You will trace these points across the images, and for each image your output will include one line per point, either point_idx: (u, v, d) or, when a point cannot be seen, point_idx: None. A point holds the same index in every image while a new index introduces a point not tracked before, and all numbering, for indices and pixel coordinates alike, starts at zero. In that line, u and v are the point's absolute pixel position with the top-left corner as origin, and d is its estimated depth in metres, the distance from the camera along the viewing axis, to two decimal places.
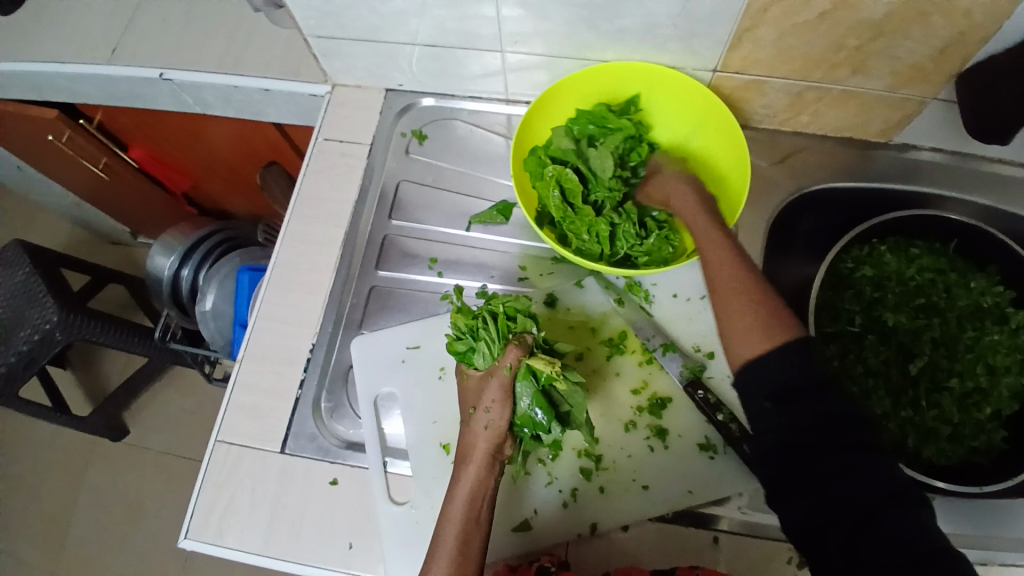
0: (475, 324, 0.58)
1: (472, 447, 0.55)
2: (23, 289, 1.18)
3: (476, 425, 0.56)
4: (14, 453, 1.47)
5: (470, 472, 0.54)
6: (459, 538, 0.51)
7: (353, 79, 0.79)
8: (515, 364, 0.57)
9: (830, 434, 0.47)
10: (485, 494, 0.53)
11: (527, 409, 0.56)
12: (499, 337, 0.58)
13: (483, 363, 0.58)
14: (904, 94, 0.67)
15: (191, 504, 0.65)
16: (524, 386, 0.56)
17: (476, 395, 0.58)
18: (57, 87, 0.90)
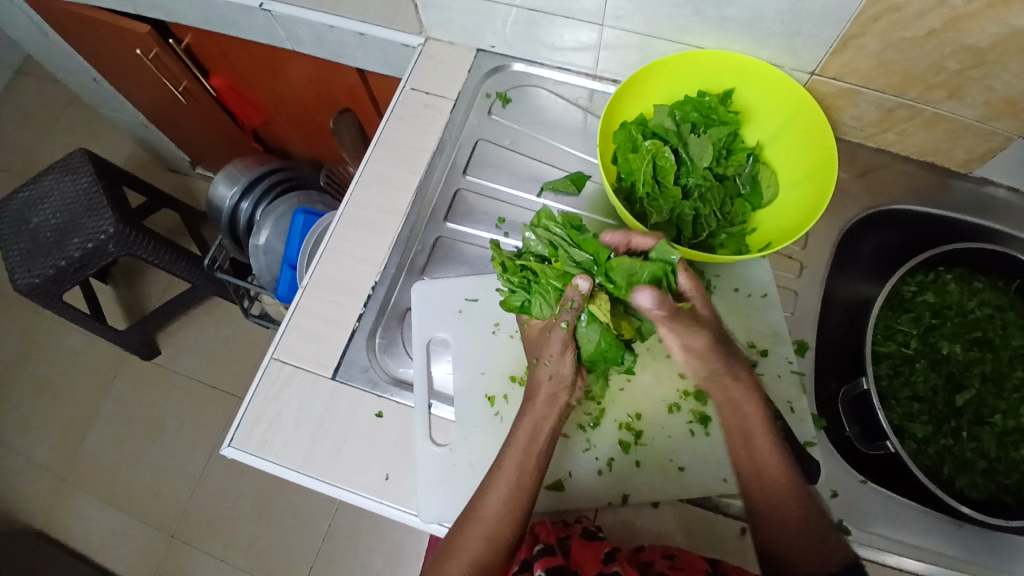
0: (526, 279, 0.63)
1: (536, 392, 0.60)
2: (83, 197, 1.22)
3: (540, 374, 0.60)
4: (46, 355, 1.51)
5: (537, 408, 0.59)
6: (516, 465, 0.56)
7: (447, 34, 0.81)
8: (571, 319, 0.58)
9: None
10: (546, 429, 0.58)
11: (596, 349, 0.59)
12: (551, 285, 0.61)
13: (542, 312, 0.62)
14: (993, 127, 0.67)
15: (238, 415, 0.67)
16: (588, 330, 0.59)
17: (539, 346, 0.62)
18: (157, 3, 0.93)
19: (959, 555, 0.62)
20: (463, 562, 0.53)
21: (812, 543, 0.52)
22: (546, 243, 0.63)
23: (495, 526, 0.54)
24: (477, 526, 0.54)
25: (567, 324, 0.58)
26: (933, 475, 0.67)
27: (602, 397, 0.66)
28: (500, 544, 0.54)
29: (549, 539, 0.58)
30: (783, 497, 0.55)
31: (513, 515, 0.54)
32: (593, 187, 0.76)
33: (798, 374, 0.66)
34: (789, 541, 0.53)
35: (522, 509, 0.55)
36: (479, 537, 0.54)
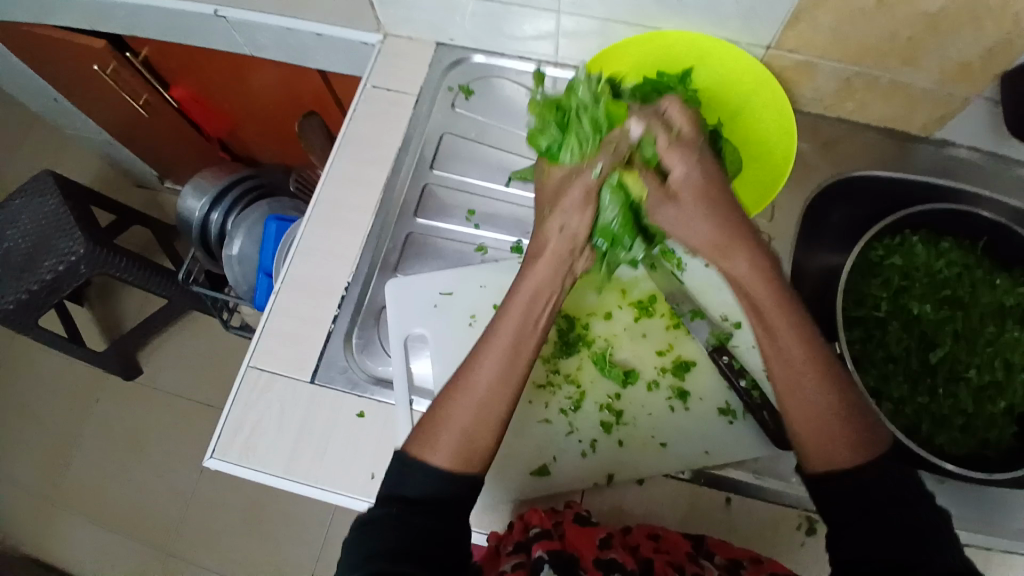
0: (563, 118, 0.60)
1: (543, 248, 0.55)
2: (51, 218, 1.20)
3: (550, 227, 0.56)
4: (24, 381, 1.48)
5: (541, 269, 0.55)
6: (513, 335, 0.53)
7: (407, 30, 0.80)
8: (605, 171, 0.55)
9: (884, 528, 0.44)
10: (550, 291, 0.54)
11: (611, 222, 0.57)
12: (589, 134, 0.58)
13: (568, 160, 0.58)
14: (949, 90, 0.68)
15: (218, 425, 0.67)
16: (611, 200, 0.56)
17: (553, 198, 0.57)
18: (111, 16, 0.91)
19: (948, 512, 0.63)
20: (454, 432, 0.50)
21: (845, 432, 0.49)
22: (594, 95, 0.60)
23: (487, 396, 0.51)
24: (469, 397, 0.51)
25: (598, 176, 0.55)
26: (912, 434, 0.69)
27: (581, 379, 0.66)
28: (492, 420, 0.51)
29: (544, 522, 0.58)
30: (809, 387, 0.50)
31: (507, 386, 0.51)
32: None
33: None
34: (818, 433, 0.49)
35: (515, 384, 0.52)
36: (472, 410, 0.51)
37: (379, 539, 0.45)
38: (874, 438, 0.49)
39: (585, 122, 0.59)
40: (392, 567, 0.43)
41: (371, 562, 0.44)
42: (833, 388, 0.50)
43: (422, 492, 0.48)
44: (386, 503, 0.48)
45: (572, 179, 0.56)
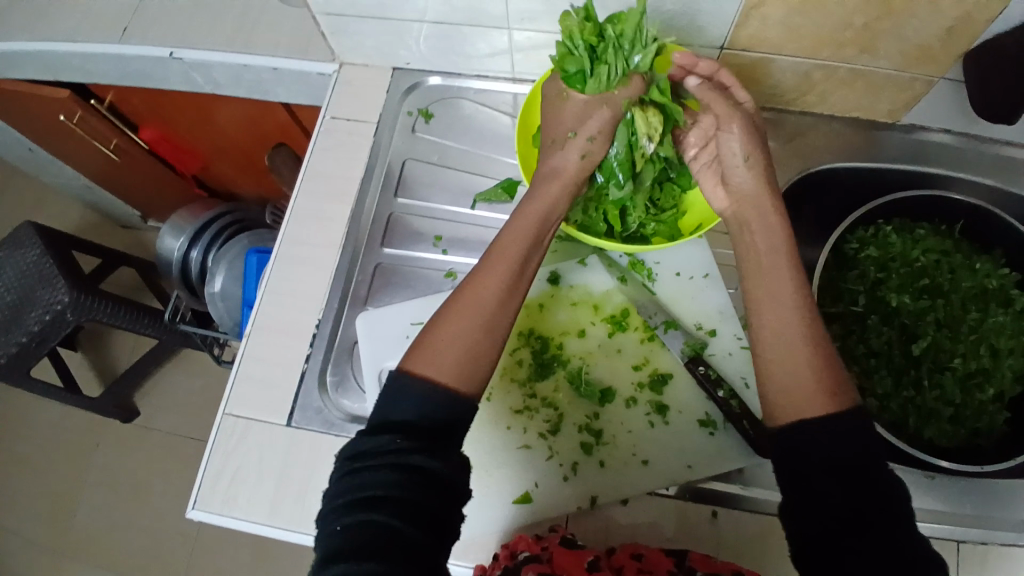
0: (600, 45, 0.58)
1: (554, 169, 0.59)
2: (35, 269, 1.19)
3: (568, 146, 0.59)
4: (25, 432, 1.49)
5: (550, 192, 0.58)
6: (522, 254, 0.55)
7: (361, 58, 0.79)
8: (632, 97, 0.60)
9: (856, 488, 0.45)
10: (552, 216, 0.58)
11: (615, 158, 0.61)
12: (621, 72, 0.59)
13: (592, 88, 0.60)
14: (912, 74, 0.67)
15: (198, 475, 0.66)
16: (622, 133, 0.60)
17: (575, 120, 0.59)
18: (72, 66, 0.91)
19: (943, 509, 0.62)
20: (461, 346, 0.50)
21: (818, 382, 0.49)
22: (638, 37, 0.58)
23: (495, 314, 0.52)
24: (476, 310, 0.51)
25: (626, 101, 0.60)
26: (900, 430, 0.68)
27: (559, 402, 0.65)
28: (496, 337, 0.52)
29: (531, 547, 0.57)
30: (796, 328, 0.51)
31: (511, 302, 0.53)
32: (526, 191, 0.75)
33: (748, 349, 0.66)
34: (798, 379, 0.49)
35: (517, 302, 0.54)
36: (479, 323, 0.51)
37: (376, 486, 0.44)
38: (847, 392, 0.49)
39: (621, 54, 0.58)
40: (398, 525, 0.43)
41: (367, 512, 0.43)
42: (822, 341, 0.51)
43: (412, 415, 0.47)
44: (388, 431, 0.46)
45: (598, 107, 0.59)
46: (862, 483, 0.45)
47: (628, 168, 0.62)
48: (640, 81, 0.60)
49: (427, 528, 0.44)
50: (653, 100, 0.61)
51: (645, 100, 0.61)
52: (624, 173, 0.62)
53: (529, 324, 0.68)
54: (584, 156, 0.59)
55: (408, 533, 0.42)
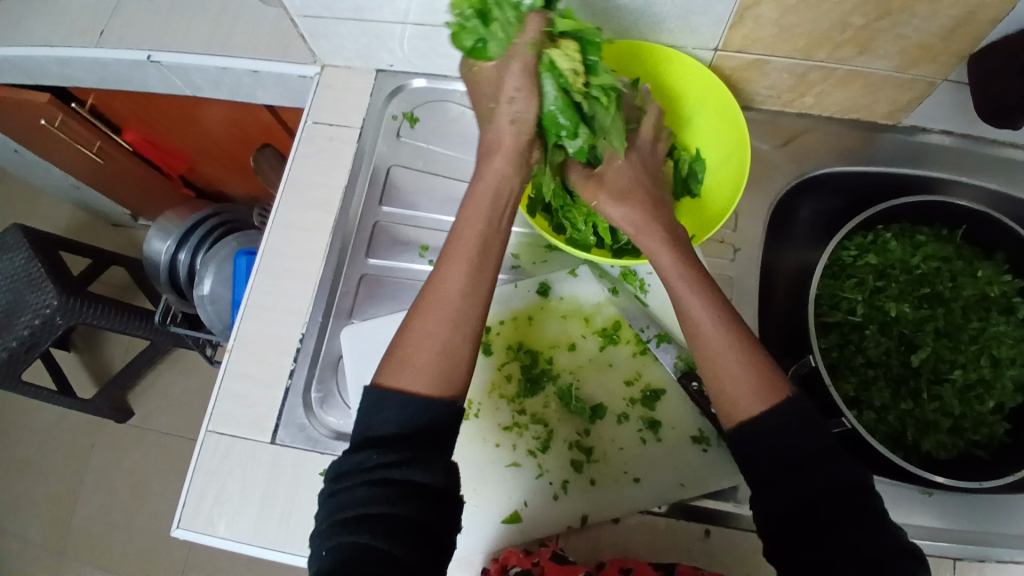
0: (484, 5, 0.53)
1: (498, 141, 0.53)
2: (22, 272, 1.16)
3: (500, 116, 0.53)
4: (21, 434, 1.49)
5: (497, 167, 0.52)
6: (479, 241, 0.50)
7: (342, 60, 0.77)
8: (536, 36, 0.52)
9: (807, 477, 0.44)
10: (510, 189, 0.52)
11: (551, 113, 0.54)
12: (512, 17, 0.53)
13: (497, 50, 0.54)
14: (913, 75, 0.64)
15: (181, 494, 0.65)
16: (548, 81, 0.53)
17: (495, 89, 0.54)
18: (49, 70, 0.89)
19: (939, 526, 0.62)
20: (430, 350, 0.47)
21: (749, 380, 0.48)
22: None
23: (465, 308, 0.48)
24: (440, 311, 0.48)
25: (533, 45, 0.52)
26: (897, 441, 0.67)
27: (549, 418, 0.64)
28: (468, 331, 0.48)
29: (523, 561, 0.57)
30: (718, 339, 0.49)
31: (479, 291, 0.49)
32: None
33: None
34: (732, 383, 0.48)
35: (486, 291, 0.50)
36: (446, 321, 0.48)
37: (359, 504, 0.42)
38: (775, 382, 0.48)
39: (506, 3, 0.53)
40: (386, 545, 0.40)
41: (354, 532, 0.41)
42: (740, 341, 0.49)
43: (392, 428, 0.45)
44: (366, 447, 0.44)
45: (507, 70, 0.53)
46: (813, 471, 0.44)
47: (573, 109, 0.54)
48: (539, 15, 0.53)
49: (415, 546, 0.41)
50: (561, 32, 0.53)
51: (554, 35, 0.54)
52: (571, 121, 0.54)
53: (518, 337, 0.67)
54: (527, 118, 0.52)
55: (396, 555, 0.40)
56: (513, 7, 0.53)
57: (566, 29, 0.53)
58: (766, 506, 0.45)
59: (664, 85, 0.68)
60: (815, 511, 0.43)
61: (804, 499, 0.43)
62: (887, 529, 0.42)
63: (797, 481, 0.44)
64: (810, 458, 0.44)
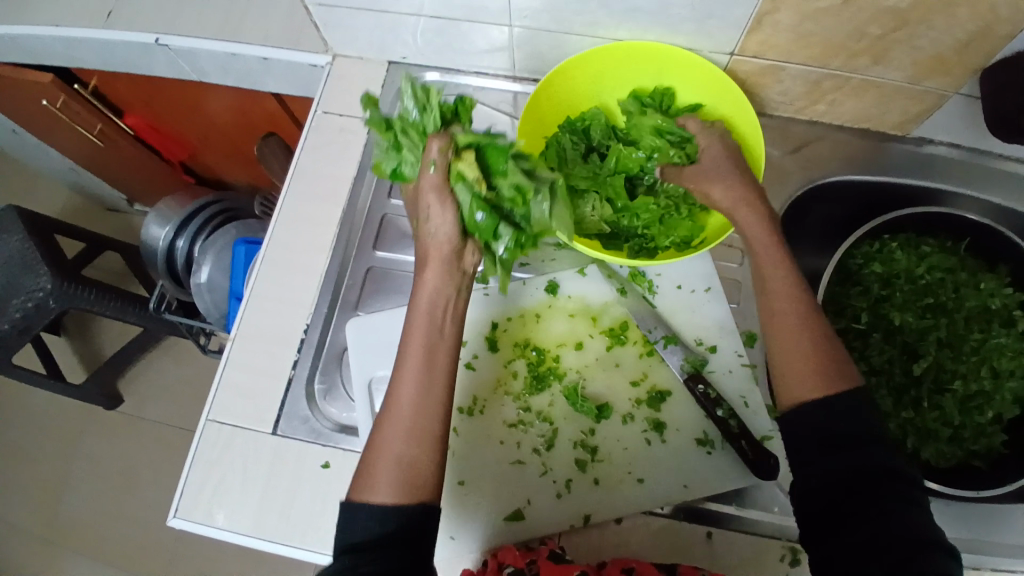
0: (395, 137, 0.56)
1: (426, 254, 0.51)
2: (16, 254, 1.14)
3: (423, 233, 0.51)
4: (9, 419, 1.47)
5: (430, 278, 0.50)
6: (424, 350, 0.49)
7: (354, 50, 0.76)
8: (439, 156, 0.51)
9: (848, 456, 0.46)
10: (448, 297, 0.50)
11: (472, 221, 0.51)
12: (419, 141, 0.55)
13: (413, 172, 0.56)
14: (925, 87, 0.64)
15: (179, 483, 0.64)
16: (460, 193, 0.51)
17: (416, 205, 0.53)
18: (53, 51, 0.87)
19: None
20: (389, 466, 0.46)
21: (813, 363, 0.50)
22: (419, 103, 0.55)
23: (417, 424, 0.47)
24: (396, 426, 0.47)
25: (437, 163, 0.50)
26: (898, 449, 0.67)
27: (554, 416, 0.64)
28: (426, 439, 0.47)
29: (518, 560, 0.56)
30: (795, 318, 0.51)
31: (434, 398, 0.48)
32: None
33: (749, 367, 0.64)
34: (797, 357, 0.50)
35: (442, 395, 0.48)
36: (402, 436, 0.47)
37: None
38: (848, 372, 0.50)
39: (414, 127, 0.55)
40: None
41: None
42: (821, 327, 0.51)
43: (368, 534, 0.43)
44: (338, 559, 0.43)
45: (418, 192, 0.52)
46: (855, 450, 0.46)
47: (490, 210, 0.51)
48: (439, 136, 0.52)
49: None
50: (463, 144, 0.53)
51: (458, 148, 0.53)
52: (490, 227, 0.51)
53: (525, 335, 0.67)
54: (450, 229, 0.50)
55: None
56: (420, 131, 0.55)
57: (467, 142, 0.52)
58: (805, 479, 0.48)
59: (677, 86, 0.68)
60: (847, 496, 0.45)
61: (836, 483, 0.46)
62: (920, 515, 0.43)
63: (832, 462, 0.47)
64: (848, 442, 0.47)
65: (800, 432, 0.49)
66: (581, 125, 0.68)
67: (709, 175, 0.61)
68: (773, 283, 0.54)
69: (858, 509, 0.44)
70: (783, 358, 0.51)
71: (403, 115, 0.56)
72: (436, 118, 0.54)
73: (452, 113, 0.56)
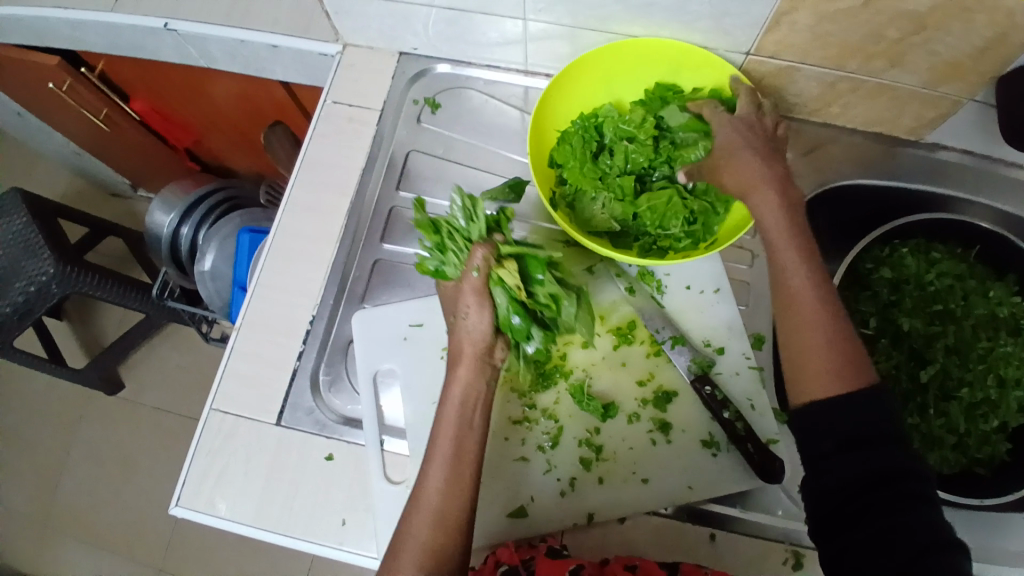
0: (441, 239, 0.59)
1: (460, 351, 0.54)
2: (19, 238, 1.14)
3: (459, 331, 0.55)
4: (9, 401, 1.46)
5: (462, 374, 0.54)
6: (452, 442, 0.51)
7: (365, 40, 0.75)
8: (483, 263, 0.54)
9: (866, 456, 0.45)
10: (478, 394, 0.53)
11: (507, 318, 0.55)
12: (464, 246, 0.58)
13: (455, 273, 0.58)
14: (941, 92, 0.64)
15: (182, 472, 0.64)
16: (498, 295, 0.54)
17: (454, 303, 0.56)
18: (59, 32, 0.86)
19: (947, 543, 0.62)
20: (412, 552, 0.48)
21: (832, 356, 0.49)
22: (467, 213, 0.59)
23: (442, 514, 0.49)
24: (422, 516, 0.49)
25: (480, 270, 0.54)
26: None
27: (559, 414, 0.64)
28: (450, 533, 0.49)
29: (513, 559, 0.57)
30: (810, 307, 0.51)
31: (459, 490, 0.50)
32: (533, 190, 0.73)
33: (756, 369, 0.64)
34: (815, 349, 0.49)
35: (467, 484, 0.50)
36: (428, 525, 0.49)
37: None
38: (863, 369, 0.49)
39: (461, 234, 0.59)
40: None
41: None
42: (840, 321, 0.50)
43: None
44: None
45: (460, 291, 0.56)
46: (871, 449, 0.46)
47: (525, 313, 0.55)
48: (483, 244, 0.55)
49: None
50: (506, 252, 0.56)
51: (500, 255, 0.56)
52: (524, 328, 0.55)
53: None
54: (485, 329, 0.54)
55: None
56: (466, 237, 0.59)
57: (509, 251, 0.56)
58: (820, 479, 0.47)
59: (692, 84, 0.67)
60: (862, 497, 0.45)
61: (851, 483, 0.45)
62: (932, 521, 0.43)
63: (849, 461, 0.46)
64: (867, 441, 0.46)
65: (818, 430, 0.48)
66: (594, 123, 0.67)
67: (734, 152, 0.59)
68: (793, 274, 0.53)
69: (870, 513, 0.44)
70: (796, 350, 0.50)
71: (449, 221, 0.59)
72: (482, 226, 0.58)
73: (496, 223, 0.59)
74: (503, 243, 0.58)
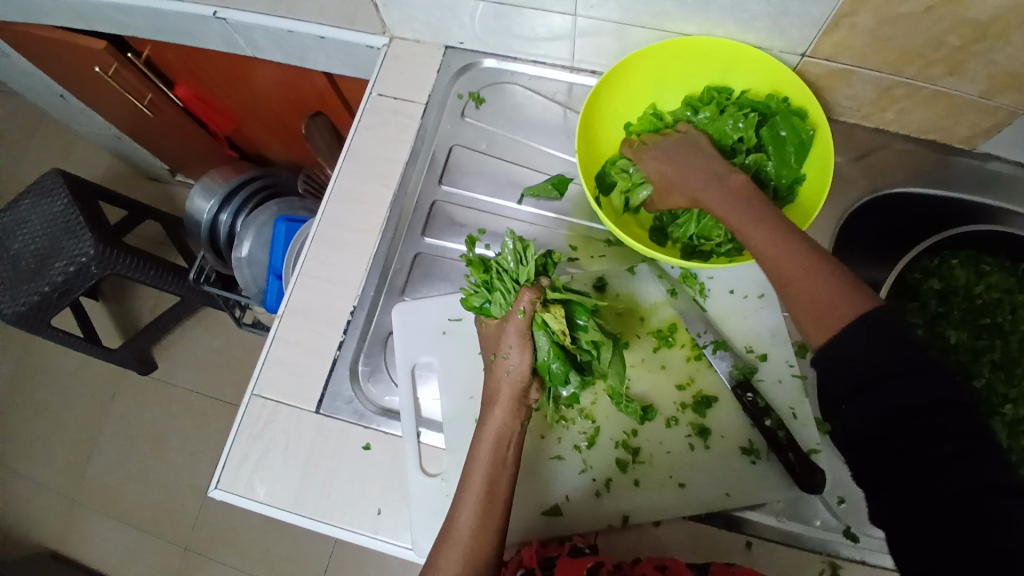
0: (488, 278, 0.60)
1: (498, 391, 0.55)
2: (59, 219, 1.15)
3: (498, 370, 0.56)
4: (46, 378, 1.50)
5: (498, 414, 0.54)
6: (485, 482, 0.52)
7: (411, 32, 0.75)
8: (529, 307, 0.56)
9: (906, 392, 0.41)
10: (511, 435, 0.54)
11: (545, 359, 0.57)
12: (511, 287, 0.58)
13: (499, 311, 0.59)
14: (998, 102, 0.62)
15: (223, 455, 0.65)
16: (538, 339, 0.56)
17: (496, 341, 0.58)
18: (107, 17, 0.88)
19: None
20: None
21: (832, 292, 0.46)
22: (517, 255, 0.59)
23: (473, 546, 0.50)
24: (455, 548, 0.50)
25: (525, 312, 0.56)
26: None
27: (596, 415, 0.64)
28: (480, 563, 0.50)
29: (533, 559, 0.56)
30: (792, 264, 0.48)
31: (490, 528, 0.51)
32: (575, 188, 0.73)
33: (800, 378, 0.63)
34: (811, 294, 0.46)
35: (498, 523, 0.51)
36: (457, 557, 0.50)
37: None
38: (868, 296, 0.45)
39: (509, 276, 0.59)
40: None
41: None
42: (818, 257, 0.48)
43: None
44: None
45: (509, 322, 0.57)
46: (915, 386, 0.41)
47: (564, 359, 0.57)
48: (531, 288, 0.57)
49: None
50: (552, 297, 0.58)
51: (545, 300, 0.58)
52: (563, 371, 0.57)
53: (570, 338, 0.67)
54: (525, 372, 0.55)
55: None
56: (514, 279, 0.59)
57: (556, 296, 0.58)
58: (855, 421, 0.44)
59: (743, 86, 0.67)
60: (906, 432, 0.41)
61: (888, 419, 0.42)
62: (996, 468, 0.38)
63: (883, 397, 0.42)
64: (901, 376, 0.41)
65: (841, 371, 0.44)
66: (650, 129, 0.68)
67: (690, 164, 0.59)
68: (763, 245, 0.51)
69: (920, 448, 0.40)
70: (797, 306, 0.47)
71: (499, 262, 0.60)
72: (529, 272, 0.59)
73: (542, 266, 0.61)
74: (549, 287, 0.59)
